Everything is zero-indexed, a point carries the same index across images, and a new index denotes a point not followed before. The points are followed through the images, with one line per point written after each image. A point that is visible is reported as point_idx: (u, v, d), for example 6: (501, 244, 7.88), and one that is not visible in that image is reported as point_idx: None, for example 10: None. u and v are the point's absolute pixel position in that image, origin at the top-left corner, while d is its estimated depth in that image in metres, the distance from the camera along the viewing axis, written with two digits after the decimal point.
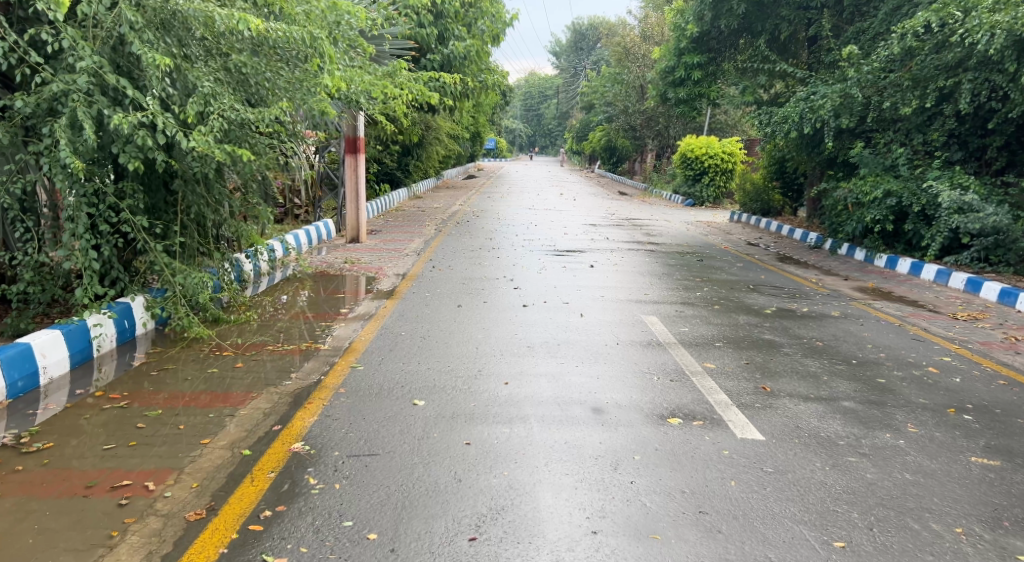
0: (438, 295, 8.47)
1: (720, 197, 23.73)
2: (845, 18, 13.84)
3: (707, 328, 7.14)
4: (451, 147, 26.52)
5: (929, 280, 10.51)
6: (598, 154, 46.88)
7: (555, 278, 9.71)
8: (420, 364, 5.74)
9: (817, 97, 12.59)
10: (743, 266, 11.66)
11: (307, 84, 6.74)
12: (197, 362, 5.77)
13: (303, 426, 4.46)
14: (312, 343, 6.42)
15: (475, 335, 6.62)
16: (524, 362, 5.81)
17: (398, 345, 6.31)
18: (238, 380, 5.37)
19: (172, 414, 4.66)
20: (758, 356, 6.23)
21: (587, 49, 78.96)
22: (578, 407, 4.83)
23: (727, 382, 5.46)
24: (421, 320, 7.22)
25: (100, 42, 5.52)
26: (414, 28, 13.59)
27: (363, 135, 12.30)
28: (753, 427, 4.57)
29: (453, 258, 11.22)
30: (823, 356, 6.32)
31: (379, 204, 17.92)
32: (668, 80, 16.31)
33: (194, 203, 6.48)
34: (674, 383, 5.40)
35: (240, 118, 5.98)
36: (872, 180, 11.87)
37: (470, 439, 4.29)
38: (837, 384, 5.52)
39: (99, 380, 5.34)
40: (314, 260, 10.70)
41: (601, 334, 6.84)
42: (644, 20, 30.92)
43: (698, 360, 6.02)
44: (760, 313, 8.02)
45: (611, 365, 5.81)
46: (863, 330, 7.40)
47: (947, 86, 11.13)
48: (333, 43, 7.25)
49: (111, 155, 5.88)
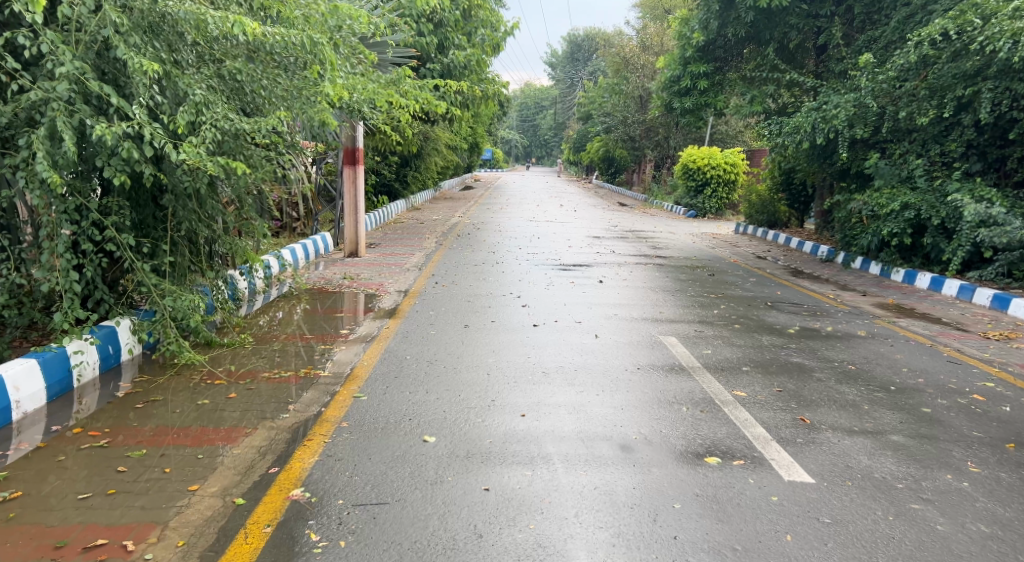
0: (443, 314, 8.02)
1: (723, 208, 23.37)
2: (856, 26, 13.50)
3: (731, 351, 6.73)
4: (448, 157, 26.06)
5: (951, 296, 10.13)
6: (597, 165, 46.47)
7: (564, 294, 9.28)
8: (428, 393, 5.30)
9: (829, 107, 12.23)
10: (757, 280, 11.27)
11: (307, 92, 6.31)
12: (187, 391, 5.32)
13: (304, 469, 4.03)
14: (311, 368, 5.98)
15: (486, 360, 6.18)
16: (540, 391, 5.38)
17: (403, 371, 5.86)
18: (231, 413, 4.92)
19: (156, 454, 4.20)
20: (791, 383, 5.81)
21: (583, 60, 78.81)
22: (604, 444, 4.41)
23: (763, 413, 5.05)
24: (426, 342, 6.77)
25: (83, 47, 5.08)
26: (415, 35, 13.22)
27: (362, 145, 11.89)
28: (799, 468, 4.16)
29: (457, 274, 10.78)
30: (859, 382, 5.90)
31: (377, 216, 17.47)
32: (672, 90, 15.72)
33: (184, 219, 6.06)
34: (706, 415, 4.97)
35: (235, 128, 5.56)
36: (887, 193, 11.54)
37: (489, 483, 3.88)
38: (880, 415, 5.10)
39: (78, 414, 4.89)
40: (311, 276, 10.25)
41: (619, 357, 6.40)
42: (643, 31, 30.73)
43: (727, 388, 5.60)
44: (783, 332, 7.61)
45: (635, 394, 5.38)
46: (895, 352, 7.01)
47: (966, 95, 10.73)
48: (335, 48, 6.80)
49: (94, 168, 5.45)
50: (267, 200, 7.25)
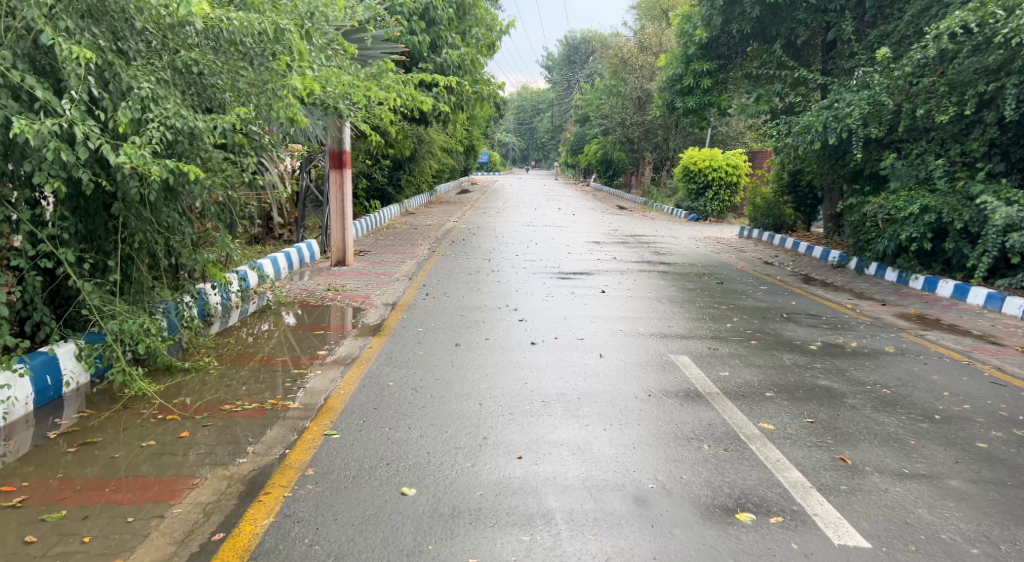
0: (432, 330, 7.33)
1: (725, 211, 22.74)
2: (867, 21, 12.78)
3: (750, 373, 6.04)
4: (443, 161, 25.39)
5: (978, 305, 9.49)
6: (595, 168, 45.80)
7: (564, 306, 8.60)
8: (410, 430, 4.61)
9: (842, 105, 11.57)
10: (768, 289, 10.63)
11: (273, 85, 5.52)
12: (135, 428, 4.64)
13: (254, 536, 3.43)
14: (280, 397, 5.28)
15: (478, 386, 5.48)
16: (540, 425, 4.71)
17: (385, 401, 5.17)
18: (177, 458, 4.23)
19: (77, 517, 3.56)
20: (822, 412, 5.13)
21: (580, 62, 78.61)
22: (615, 496, 3.78)
23: (797, 452, 4.38)
24: (412, 365, 6.07)
25: (13, 35, 4.40)
26: (405, 33, 12.52)
27: (349, 147, 11.17)
28: (849, 526, 3.50)
29: (448, 283, 10.11)
30: (899, 410, 5.22)
31: (368, 222, 16.75)
32: (675, 89, 15.08)
33: (138, 230, 5.37)
34: (731, 456, 4.30)
35: (189, 127, 4.88)
36: (905, 194, 10.87)
37: (477, 555, 3.27)
38: (932, 452, 4.43)
39: (3, 459, 4.20)
40: (293, 287, 9.57)
41: (628, 382, 5.71)
42: (641, 31, 30.02)
43: (753, 420, 4.92)
44: (805, 349, 6.93)
45: (647, 428, 4.71)
46: (931, 372, 6.34)
47: (988, 91, 10.11)
48: (306, 37, 6.11)
49: (29, 175, 4.81)
50: (233, 206, 6.53)
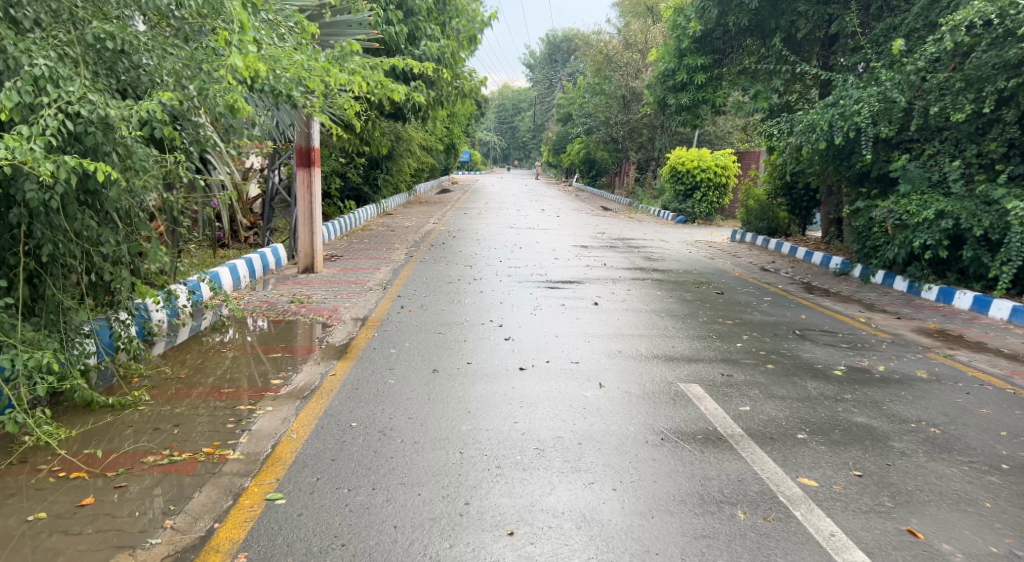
0: (406, 353, 6.40)
1: (714, 213, 21.93)
2: (872, 13, 11.98)
3: (775, 407, 5.19)
4: (422, 159, 24.38)
5: (1002, 320, 8.75)
6: (577, 168, 44.98)
7: (555, 322, 7.72)
8: (375, 492, 3.71)
9: (849, 102, 10.81)
10: (773, 300, 9.81)
11: (207, 65, 4.54)
12: (29, 490, 3.72)
13: None
14: (219, 444, 4.34)
15: (459, 429, 4.58)
16: (534, 485, 3.83)
17: (344, 450, 4.25)
18: (71, 536, 3.31)
19: None
20: (870, 461, 4.29)
21: (563, 61, 77.78)
22: None
23: (855, 522, 3.55)
24: (381, 400, 5.13)
25: None
26: (380, 22, 11.58)
27: (319, 144, 10.22)
28: None
29: (425, 294, 9.20)
30: (958, 458, 4.40)
31: (342, 223, 15.78)
32: (666, 85, 14.30)
33: (44, 240, 4.41)
34: (774, 529, 3.46)
35: (99, 116, 3.91)
36: (917, 197, 10.07)
37: None
38: (1016, 520, 3.62)
39: None
40: (251, 298, 8.62)
41: (636, 421, 4.83)
42: (626, 28, 28.93)
43: (794, 475, 4.06)
44: (829, 375, 6.09)
45: (666, 487, 3.84)
46: (978, 404, 5.53)
47: (1008, 87, 9.31)
48: (252, 10, 5.13)
49: None
50: (170, 209, 5.53)
